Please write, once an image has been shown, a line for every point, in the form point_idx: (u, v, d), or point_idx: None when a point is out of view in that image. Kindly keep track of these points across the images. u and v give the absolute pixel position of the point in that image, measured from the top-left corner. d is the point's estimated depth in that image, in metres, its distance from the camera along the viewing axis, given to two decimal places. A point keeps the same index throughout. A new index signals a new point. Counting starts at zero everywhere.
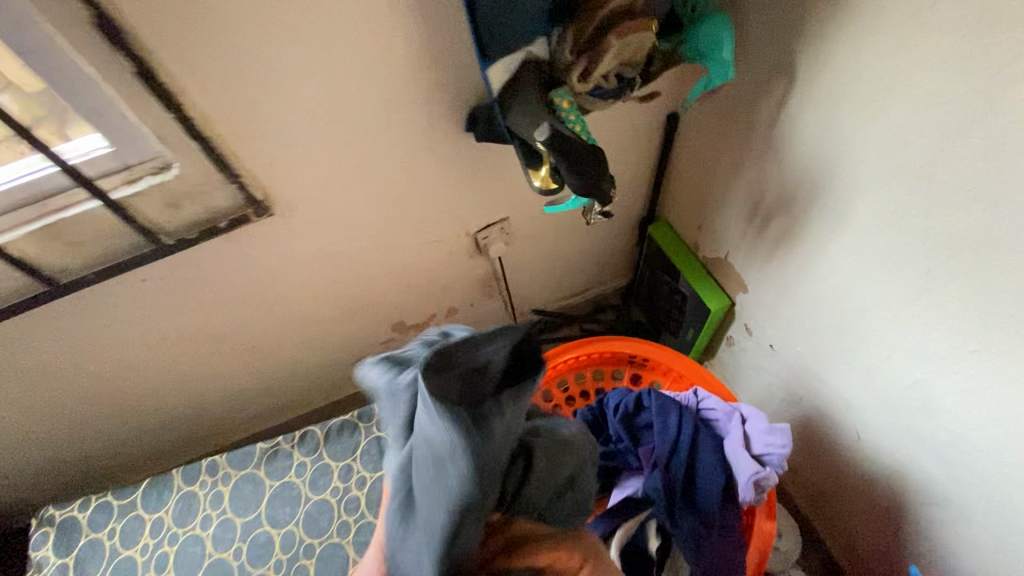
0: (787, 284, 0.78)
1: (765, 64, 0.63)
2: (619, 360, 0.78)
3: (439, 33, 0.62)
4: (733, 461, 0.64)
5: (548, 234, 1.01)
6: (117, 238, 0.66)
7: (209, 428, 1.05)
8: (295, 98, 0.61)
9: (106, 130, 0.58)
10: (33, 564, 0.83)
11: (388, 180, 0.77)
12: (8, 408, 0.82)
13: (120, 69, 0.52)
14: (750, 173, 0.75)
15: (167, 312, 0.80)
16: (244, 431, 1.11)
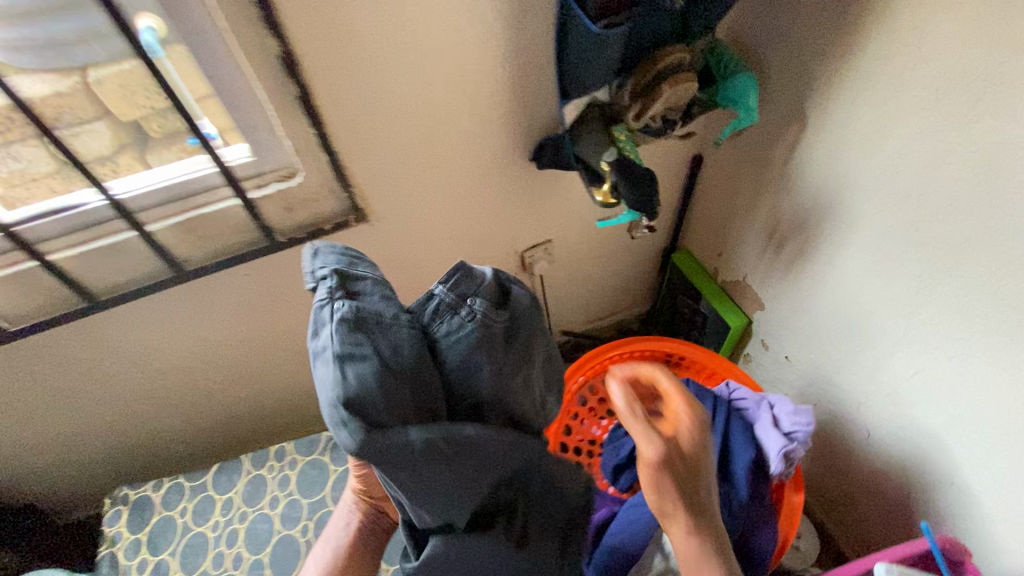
0: (801, 299, 0.91)
1: (783, 113, 0.79)
2: (657, 359, 0.87)
3: (523, 79, 0.77)
4: (763, 441, 0.72)
5: (584, 258, 1.15)
6: (240, 233, 0.78)
7: (265, 425, 1.13)
8: (406, 126, 0.76)
9: (254, 142, 0.71)
10: (106, 539, 0.88)
11: (462, 200, 0.90)
12: (102, 389, 0.90)
13: (285, 93, 0.66)
14: (766, 205, 0.90)
15: (259, 307, 0.91)
16: (294, 431, 1.19)
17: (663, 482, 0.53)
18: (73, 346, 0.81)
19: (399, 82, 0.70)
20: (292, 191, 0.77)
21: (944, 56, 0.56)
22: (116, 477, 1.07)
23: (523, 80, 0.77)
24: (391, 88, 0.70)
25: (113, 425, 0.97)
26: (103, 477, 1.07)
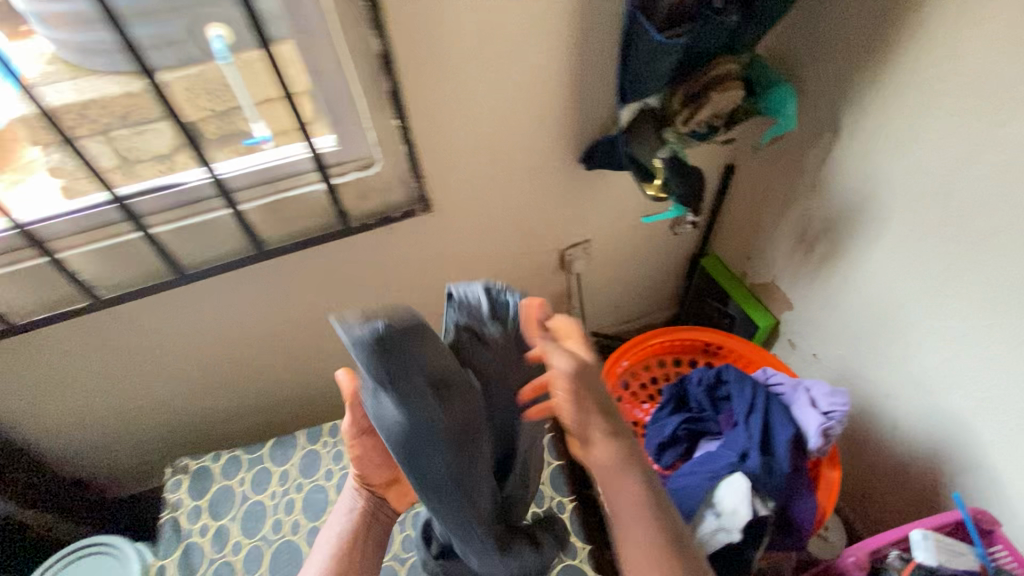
0: (830, 297, 0.97)
1: (817, 123, 0.86)
2: (695, 347, 0.93)
3: (582, 85, 0.85)
4: (801, 421, 0.77)
5: (619, 259, 1.21)
6: (318, 217, 0.85)
7: (310, 407, 1.19)
8: (476, 123, 0.83)
9: (342, 132, 0.79)
10: (168, 505, 0.92)
11: (515, 196, 0.98)
12: (173, 358, 0.97)
13: (377, 87, 0.73)
14: (798, 209, 0.97)
15: (323, 289, 0.98)
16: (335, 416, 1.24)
17: (582, 402, 0.51)
18: (160, 313, 0.90)
19: (476, 82, 0.78)
20: (369, 180, 0.84)
21: (972, 68, 0.64)
22: (168, 447, 1.13)
23: (583, 85, 0.85)
24: (468, 87, 0.78)
25: (178, 392, 1.05)
26: (157, 447, 1.13)
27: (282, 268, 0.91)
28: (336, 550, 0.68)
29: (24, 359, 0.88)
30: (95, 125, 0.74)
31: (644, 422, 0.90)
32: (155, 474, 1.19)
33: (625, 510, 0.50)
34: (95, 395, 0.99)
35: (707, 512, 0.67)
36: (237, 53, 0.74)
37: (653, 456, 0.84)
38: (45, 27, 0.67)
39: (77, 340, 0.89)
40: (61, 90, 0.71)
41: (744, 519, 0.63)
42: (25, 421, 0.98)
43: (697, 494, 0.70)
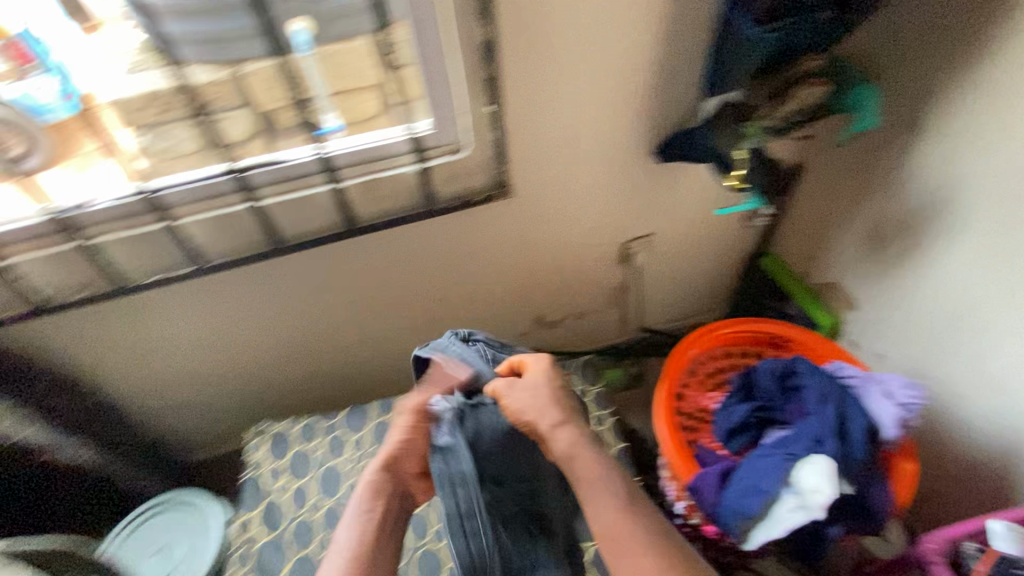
0: (900, 297, 0.98)
1: (895, 122, 0.88)
2: (763, 339, 0.95)
3: (664, 81, 0.88)
4: (873, 412, 0.78)
5: (679, 256, 1.23)
6: (407, 198, 0.91)
7: (376, 381, 1.26)
8: (561, 114, 0.87)
9: (438, 117, 0.84)
10: (250, 464, 0.98)
11: (588, 188, 1.01)
12: (261, 325, 1.05)
13: (477, 75, 0.78)
14: (869, 208, 0.98)
15: (401, 267, 1.05)
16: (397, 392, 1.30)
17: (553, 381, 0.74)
18: (254, 282, 0.97)
19: (567, 74, 0.82)
20: (457, 164, 0.89)
21: None
22: (245, 411, 1.21)
23: (665, 81, 0.88)
24: (559, 78, 0.82)
25: (257, 357, 1.12)
26: (231, 412, 1.20)
27: (368, 245, 0.98)
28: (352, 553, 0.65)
29: (129, 320, 0.95)
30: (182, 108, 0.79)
31: (711, 410, 0.91)
32: (225, 440, 1.25)
33: (592, 478, 0.64)
34: (182, 358, 1.06)
35: (785, 490, 0.68)
36: (316, 45, 0.79)
37: (721, 442, 0.85)
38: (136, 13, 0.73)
39: (175, 303, 0.95)
40: (149, 74, 0.76)
41: (828, 499, 0.64)
42: (119, 381, 1.05)
43: (774, 473, 0.69)
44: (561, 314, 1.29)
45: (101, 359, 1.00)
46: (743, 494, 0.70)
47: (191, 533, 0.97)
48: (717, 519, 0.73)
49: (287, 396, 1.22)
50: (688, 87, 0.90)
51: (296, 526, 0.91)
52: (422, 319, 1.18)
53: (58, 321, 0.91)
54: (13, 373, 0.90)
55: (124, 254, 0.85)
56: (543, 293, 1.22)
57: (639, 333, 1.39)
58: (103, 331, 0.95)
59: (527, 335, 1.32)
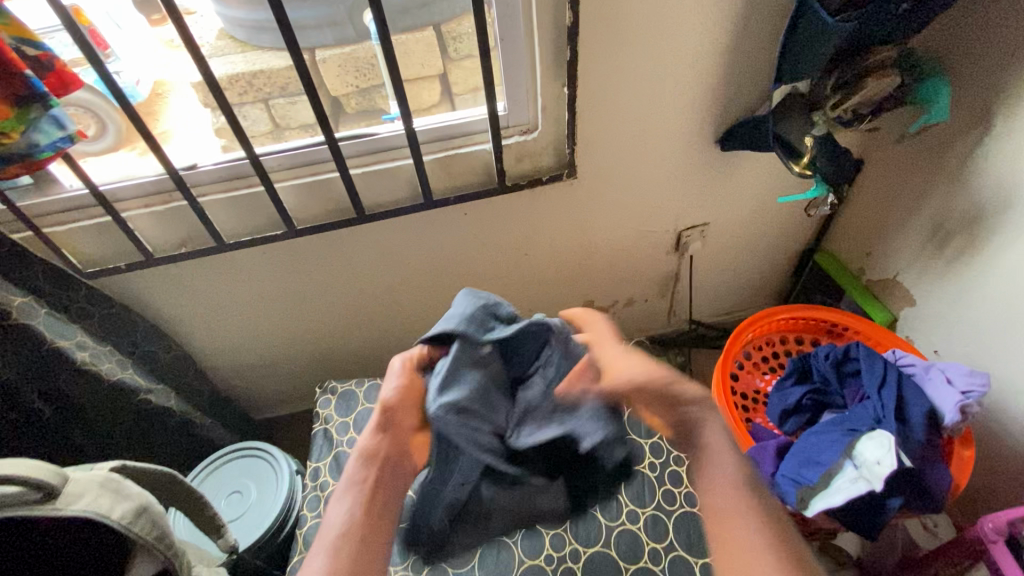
0: (959, 293, 0.98)
1: (964, 117, 0.88)
2: (819, 328, 0.97)
3: (732, 70, 0.91)
4: (934, 399, 0.79)
5: (731, 249, 1.25)
6: (479, 175, 0.97)
7: None
8: (629, 99, 0.91)
9: (513, 99, 0.89)
10: (319, 419, 1.05)
11: (648, 175, 1.05)
12: (332, 289, 1.13)
13: (555, 58, 0.83)
14: (932, 204, 0.98)
15: (465, 242, 1.10)
16: None
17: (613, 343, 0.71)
18: (331, 250, 1.04)
19: (641, 60, 0.86)
20: (528, 144, 0.95)
21: None
22: (307, 372, 1.29)
23: (733, 70, 0.91)
24: (632, 64, 0.86)
25: (325, 321, 1.19)
26: (297, 372, 1.28)
27: (437, 220, 1.04)
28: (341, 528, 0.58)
29: (216, 278, 1.03)
30: (258, 93, 0.92)
31: (765, 391, 0.93)
32: (289, 399, 1.34)
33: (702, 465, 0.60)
34: (258, 318, 1.14)
35: (846, 463, 0.70)
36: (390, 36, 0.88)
37: (775, 423, 0.88)
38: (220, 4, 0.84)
39: (259, 265, 1.03)
40: (230, 60, 0.88)
41: (890, 469, 0.65)
42: (200, 336, 1.13)
43: (835, 446, 0.72)
44: (609, 300, 1.32)
45: (188, 315, 1.08)
46: (803, 466, 0.73)
47: (259, 480, 1.06)
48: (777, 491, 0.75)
49: (348, 360, 1.30)
50: (757, 76, 0.92)
51: None
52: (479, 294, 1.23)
53: (155, 275, 0.99)
54: (115, 320, 0.98)
55: (220, 216, 0.92)
56: (596, 278, 1.26)
57: (686, 324, 1.41)
58: (193, 288, 1.04)
59: None
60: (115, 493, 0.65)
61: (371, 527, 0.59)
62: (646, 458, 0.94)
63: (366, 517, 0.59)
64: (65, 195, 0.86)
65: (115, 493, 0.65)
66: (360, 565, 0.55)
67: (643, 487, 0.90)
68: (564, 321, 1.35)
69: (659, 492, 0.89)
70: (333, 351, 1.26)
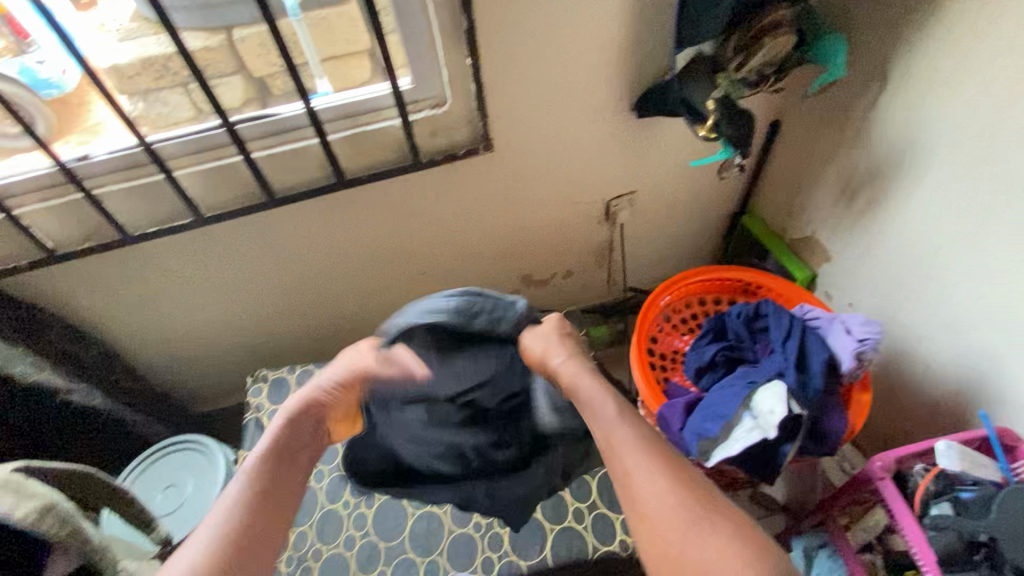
0: (868, 245, 1.01)
1: (866, 74, 0.90)
2: (736, 288, 1.00)
3: (639, 33, 0.90)
4: (834, 349, 0.83)
5: (660, 215, 1.26)
6: (393, 153, 0.95)
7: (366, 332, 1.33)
8: (538, 68, 0.90)
9: (419, 72, 0.87)
10: (251, 408, 1.05)
11: (567, 145, 1.05)
12: (257, 278, 1.11)
13: (454, 27, 0.81)
14: (840, 160, 1.01)
15: (389, 222, 1.09)
16: None
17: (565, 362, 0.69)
18: (248, 236, 1.02)
19: (544, 26, 0.84)
20: (440, 118, 0.93)
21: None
22: (244, 363, 1.28)
23: (640, 34, 0.90)
24: (537, 31, 0.85)
25: (258, 310, 1.18)
26: (233, 362, 1.27)
27: (356, 201, 1.02)
28: (255, 493, 0.55)
29: (130, 273, 1.00)
30: (176, 77, 0.86)
31: (683, 351, 0.96)
32: (230, 391, 1.32)
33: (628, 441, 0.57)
34: (182, 311, 1.11)
35: (744, 414, 0.73)
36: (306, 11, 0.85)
37: (691, 380, 0.90)
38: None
39: (173, 256, 1.01)
40: (144, 43, 0.82)
41: (780, 416, 0.68)
42: (124, 333, 1.11)
43: (734, 399, 0.74)
44: (545, 274, 1.33)
45: (105, 312, 1.05)
46: (706, 419, 0.75)
47: (195, 473, 1.05)
48: (682, 443, 0.78)
49: (286, 347, 1.29)
50: (664, 39, 0.92)
51: None
52: (411, 274, 1.23)
53: (63, 274, 0.96)
54: (25, 321, 0.95)
55: (122, 207, 0.89)
56: (530, 251, 1.26)
57: (624, 292, 1.43)
58: (106, 283, 1.00)
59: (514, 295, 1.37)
60: (16, 494, 0.64)
61: (273, 505, 0.56)
62: None
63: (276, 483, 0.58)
64: None
65: (16, 493, 0.64)
66: (265, 530, 0.54)
67: None
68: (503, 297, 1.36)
69: None
70: (267, 339, 1.24)
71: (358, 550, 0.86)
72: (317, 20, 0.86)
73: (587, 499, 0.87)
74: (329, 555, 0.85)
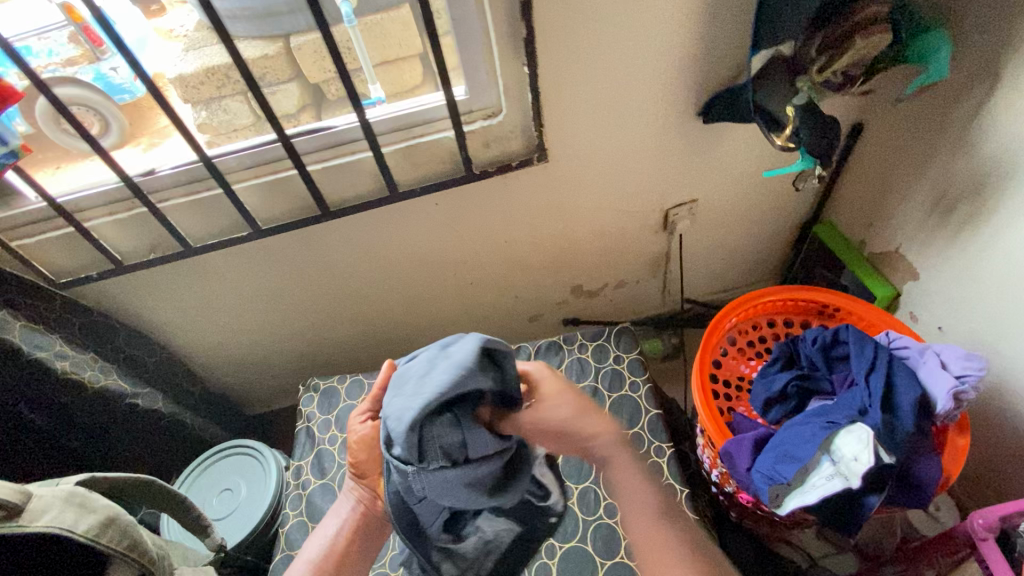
0: (964, 265, 0.91)
1: (966, 75, 0.80)
2: (809, 310, 0.92)
3: (710, 33, 0.84)
4: (928, 384, 0.74)
5: (722, 225, 1.19)
6: (445, 165, 0.93)
7: (414, 340, 1.32)
8: (597, 74, 0.85)
9: (475, 82, 0.84)
10: (302, 417, 1.06)
11: (623, 153, 0.99)
12: (309, 287, 1.12)
13: (512, 36, 0.78)
14: (934, 169, 0.90)
15: (439, 233, 1.07)
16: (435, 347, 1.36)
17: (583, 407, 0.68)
18: (300, 247, 1.03)
19: (605, 32, 0.80)
20: (495, 128, 0.90)
21: None
22: (297, 367, 1.30)
23: (711, 35, 0.84)
24: (598, 36, 0.80)
25: (309, 317, 1.19)
26: (285, 366, 1.29)
27: (407, 212, 1.01)
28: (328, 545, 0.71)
29: (192, 282, 1.03)
30: (237, 85, 0.85)
31: (750, 377, 0.89)
32: (283, 394, 1.35)
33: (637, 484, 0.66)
34: (238, 316, 1.14)
35: (823, 458, 0.66)
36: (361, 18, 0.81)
37: (758, 411, 0.84)
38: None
39: (232, 266, 1.02)
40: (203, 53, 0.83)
41: (866, 466, 0.61)
42: (185, 338, 1.14)
43: (811, 440, 0.67)
44: (596, 285, 1.28)
45: (169, 317, 1.08)
46: (778, 461, 0.69)
47: (247, 477, 1.07)
48: (751, 484, 0.72)
49: (336, 353, 1.30)
50: (737, 39, 0.85)
51: (342, 474, 0.98)
52: (459, 284, 1.20)
53: (130, 283, 1.00)
54: (96, 328, 0.99)
55: (183, 220, 0.92)
56: (582, 262, 1.22)
57: (680, 304, 1.36)
58: (169, 291, 1.04)
59: (563, 305, 1.32)
60: (79, 507, 0.66)
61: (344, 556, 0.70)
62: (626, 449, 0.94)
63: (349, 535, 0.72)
64: (29, 208, 0.87)
65: (80, 508, 0.65)
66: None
67: None
68: (552, 307, 1.32)
69: None
70: (319, 345, 1.26)
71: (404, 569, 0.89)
72: (372, 24, 0.84)
73: None
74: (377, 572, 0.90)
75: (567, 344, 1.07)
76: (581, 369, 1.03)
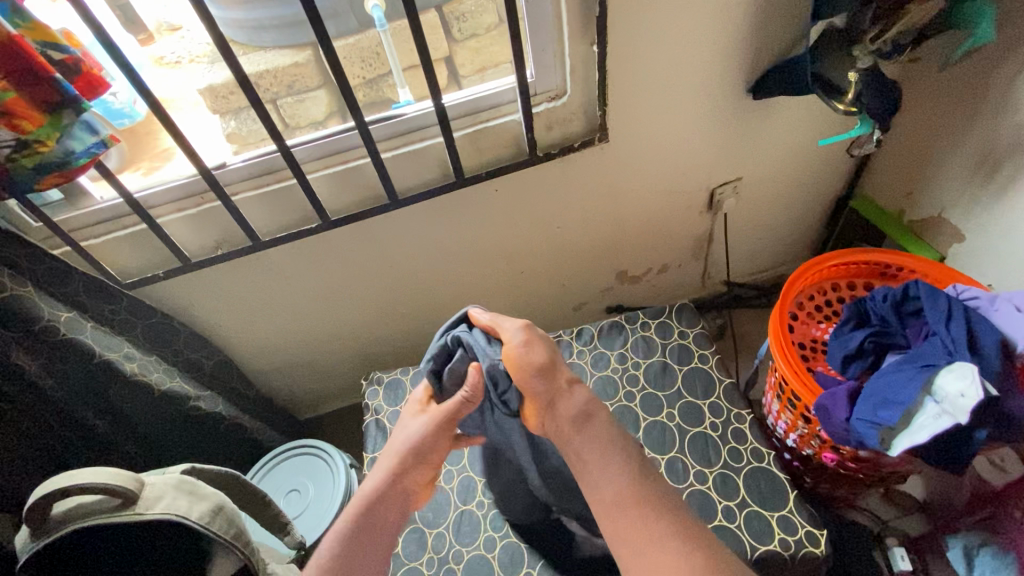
0: (1013, 221, 0.94)
1: (1008, 38, 0.85)
2: (872, 271, 0.96)
3: (763, 11, 0.88)
4: (1009, 330, 0.75)
5: (763, 204, 1.22)
6: (509, 150, 0.95)
7: None
8: (657, 55, 0.88)
9: (542, 64, 0.87)
10: (369, 409, 1.05)
11: (676, 134, 1.02)
12: (366, 283, 1.12)
13: (582, 17, 0.81)
14: (977, 131, 0.95)
15: (496, 222, 1.08)
16: None
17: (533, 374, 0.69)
18: (361, 240, 1.03)
19: (667, 12, 0.83)
20: (559, 110, 0.92)
21: None
22: (347, 367, 1.29)
23: (765, 13, 0.88)
24: (661, 16, 0.84)
25: (361, 314, 1.18)
26: (336, 366, 1.28)
27: (468, 201, 1.02)
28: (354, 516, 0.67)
29: (253, 279, 1.03)
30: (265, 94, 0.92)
31: (824, 339, 0.92)
32: (332, 396, 1.33)
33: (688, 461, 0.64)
34: (293, 315, 1.13)
35: (926, 400, 0.68)
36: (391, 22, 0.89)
37: (838, 369, 0.85)
38: (219, 8, 0.85)
39: (294, 262, 1.02)
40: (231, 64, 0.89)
41: (975, 402, 0.63)
42: (239, 340, 1.13)
43: (912, 384, 0.69)
44: (640, 270, 1.30)
45: (227, 317, 1.07)
46: (879, 407, 0.71)
47: (315, 476, 1.05)
48: (851, 433, 0.74)
49: (386, 350, 1.29)
50: (786, 17, 0.89)
51: None
52: (512, 274, 1.21)
53: (192, 283, 0.99)
54: (158, 330, 0.97)
55: (254, 212, 0.92)
56: (629, 247, 1.24)
57: (720, 286, 1.39)
58: (229, 291, 1.03)
59: (608, 292, 1.34)
60: (190, 494, 0.64)
61: (358, 543, 0.65)
62: (705, 419, 0.95)
63: (366, 520, 0.67)
64: (98, 207, 0.86)
65: (191, 494, 0.64)
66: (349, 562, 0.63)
67: (708, 446, 0.92)
68: (597, 294, 1.33)
69: (724, 451, 0.91)
70: (370, 343, 1.25)
71: (499, 551, 0.90)
72: None
73: (737, 497, 0.87)
74: (471, 556, 0.90)
75: (629, 323, 1.07)
76: (649, 346, 1.04)
